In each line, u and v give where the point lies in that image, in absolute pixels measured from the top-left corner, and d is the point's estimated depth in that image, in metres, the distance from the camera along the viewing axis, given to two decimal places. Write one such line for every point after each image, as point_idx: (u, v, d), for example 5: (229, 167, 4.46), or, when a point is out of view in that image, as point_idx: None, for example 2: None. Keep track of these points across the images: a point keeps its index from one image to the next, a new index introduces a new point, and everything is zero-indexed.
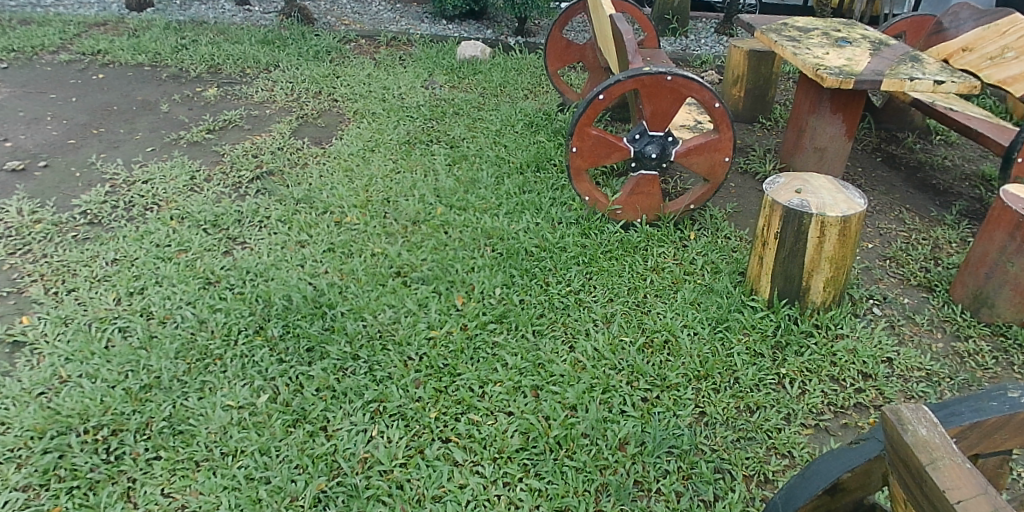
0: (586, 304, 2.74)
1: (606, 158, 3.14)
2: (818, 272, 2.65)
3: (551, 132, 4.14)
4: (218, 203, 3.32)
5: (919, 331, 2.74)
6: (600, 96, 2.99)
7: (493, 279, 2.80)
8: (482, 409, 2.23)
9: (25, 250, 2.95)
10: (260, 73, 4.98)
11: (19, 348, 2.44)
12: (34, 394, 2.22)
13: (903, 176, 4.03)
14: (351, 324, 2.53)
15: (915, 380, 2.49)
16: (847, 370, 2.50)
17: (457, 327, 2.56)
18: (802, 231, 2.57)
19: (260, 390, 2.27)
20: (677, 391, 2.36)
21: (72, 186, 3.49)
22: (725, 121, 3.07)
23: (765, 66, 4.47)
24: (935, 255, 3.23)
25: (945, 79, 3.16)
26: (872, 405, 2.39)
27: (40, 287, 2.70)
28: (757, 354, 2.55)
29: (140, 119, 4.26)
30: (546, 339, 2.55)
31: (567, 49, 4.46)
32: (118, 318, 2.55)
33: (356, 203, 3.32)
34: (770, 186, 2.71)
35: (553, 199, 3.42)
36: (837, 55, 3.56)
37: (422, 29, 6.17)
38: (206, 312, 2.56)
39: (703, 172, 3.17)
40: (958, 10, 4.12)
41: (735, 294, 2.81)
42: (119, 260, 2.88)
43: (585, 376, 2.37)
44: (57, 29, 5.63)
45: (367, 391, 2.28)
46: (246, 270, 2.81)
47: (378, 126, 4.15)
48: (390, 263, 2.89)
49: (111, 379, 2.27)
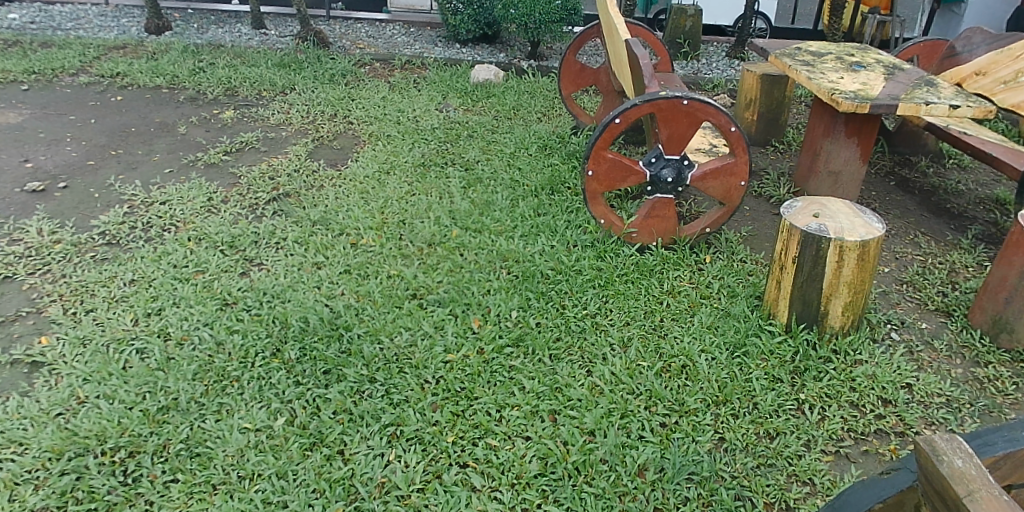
0: (602, 327, 2.74)
1: (622, 182, 3.14)
2: (836, 296, 2.63)
3: (565, 154, 4.16)
4: (235, 224, 3.35)
5: (938, 357, 2.71)
6: (616, 120, 3.00)
7: (509, 302, 2.80)
8: (500, 434, 2.22)
9: (45, 270, 2.98)
10: (276, 96, 5.04)
11: (38, 368, 2.45)
12: (52, 414, 2.23)
13: (917, 200, 4.01)
14: (367, 347, 2.52)
15: (936, 406, 2.45)
16: (867, 396, 2.47)
17: (474, 350, 2.55)
18: (821, 254, 2.56)
19: (277, 412, 2.27)
20: (696, 416, 2.34)
21: (91, 206, 3.52)
22: (740, 144, 3.07)
23: (777, 89, 4.49)
24: (953, 280, 3.21)
25: (960, 103, 3.16)
26: (893, 431, 2.35)
27: (59, 308, 2.72)
28: (776, 379, 2.53)
29: (158, 141, 4.31)
30: (563, 363, 2.53)
31: (581, 73, 4.50)
32: (135, 339, 2.55)
33: (372, 225, 3.34)
34: (787, 210, 2.70)
35: (568, 222, 3.43)
36: (851, 80, 3.56)
37: (436, 52, 6.24)
38: (223, 334, 2.57)
39: (718, 196, 3.17)
40: (970, 34, 4.19)
41: (752, 318, 2.79)
42: (137, 280, 2.90)
43: (603, 401, 2.36)
44: (77, 52, 5.73)
45: (384, 414, 2.27)
46: (263, 291, 2.82)
47: (394, 149, 4.19)
48: (406, 285, 2.90)
49: (129, 400, 2.27)
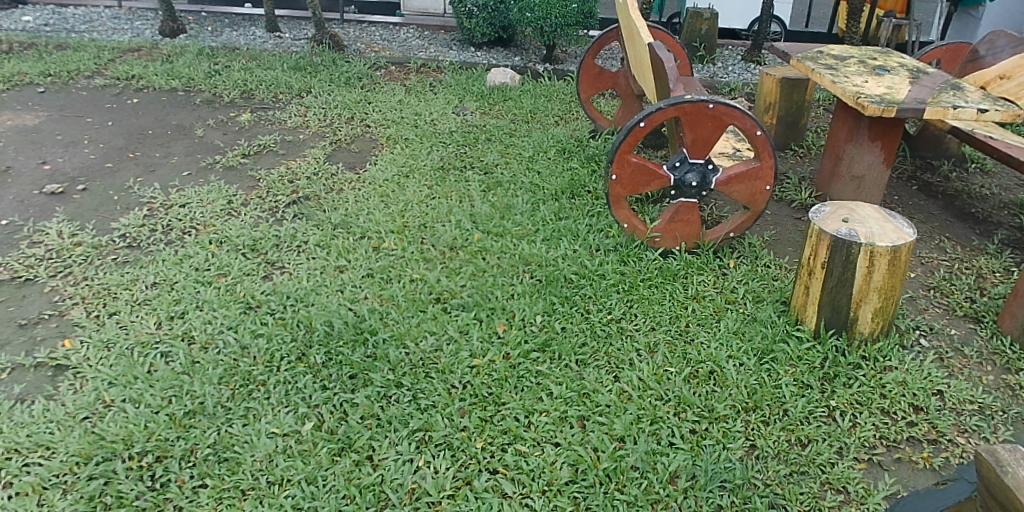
0: (628, 332, 2.71)
1: (646, 186, 3.12)
2: (866, 302, 2.60)
3: (584, 158, 4.14)
4: (256, 227, 3.34)
5: (968, 364, 2.68)
6: (641, 124, 2.98)
7: (534, 306, 2.78)
8: (529, 440, 2.19)
9: (66, 272, 2.97)
10: (292, 99, 5.04)
11: (62, 371, 2.44)
12: (78, 418, 2.21)
13: (940, 205, 3.98)
14: (393, 351, 2.50)
15: (968, 413, 2.43)
16: (898, 403, 2.44)
17: (500, 355, 2.52)
18: (851, 259, 2.54)
19: (305, 417, 2.24)
20: (726, 423, 2.31)
21: (111, 208, 3.52)
22: (766, 149, 3.05)
23: (797, 93, 4.48)
24: (980, 285, 3.17)
25: (988, 107, 3.12)
26: (925, 439, 2.32)
27: (82, 311, 2.71)
28: (805, 385, 2.51)
29: (176, 143, 4.31)
30: (590, 368, 2.51)
31: (599, 76, 4.47)
32: (160, 343, 2.53)
33: (393, 229, 3.33)
34: (816, 215, 2.68)
35: (589, 226, 3.41)
36: (876, 84, 3.53)
37: (451, 56, 6.23)
38: (247, 338, 2.55)
39: (743, 200, 3.14)
40: (994, 37, 4.14)
41: (779, 323, 2.77)
42: (159, 284, 2.89)
43: (632, 407, 2.33)
44: (92, 54, 5.75)
45: (413, 419, 2.24)
46: (286, 295, 2.81)
47: (412, 152, 4.17)
48: (430, 289, 2.88)
49: (155, 404, 2.25)
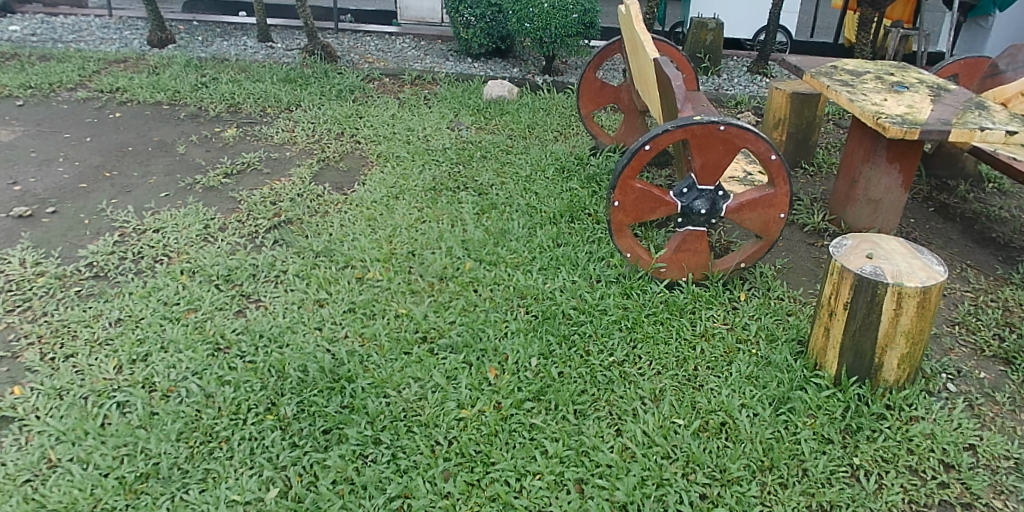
0: (631, 378, 2.48)
1: (650, 214, 2.88)
2: (892, 347, 2.37)
3: (584, 178, 3.91)
4: (232, 255, 3.12)
5: (1001, 412, 2.45)
6: (646, 147, 2.75)
7: (528, 348, 2.55)
8: (520, 508, 1.96)
9: (25, 306, 2.75)
10: (281, 113, 4.83)
11: (7, 423, 2.21)
12: (18, 481, 1.98)
13: (960, 228, 3.75)
14: (372, 402, 2.27)
15: (1005, 472, 2.19)
16: (927, 460, 2.20)
17: (490, 405, 2.30)
18: (877, 301, 2.30)
19: (270, 481, 2.02)
20: (740, 487, 2.08)
21: (80, 234, 3.30)
22: (780, 174, 2.82)
23: (808, 109, 4.24)
24: (1008, 320, 2.94)
25: (1017, 129, 2.89)
26: (960, 503, 2.09)
27: (36, 352, 2.48)
28: (825, 440, 2.27)
29: (155, 161, 4.09)
30: (590, 420, 2.28)
31: (601, 90, 4.24)
32: (117, 391, 2.31)
33: (378, 256, 3.10)
34: (837, 250, 2.45)
35: (589, 254, 3.18)
36: (895, 102, 3.31)
37: (447, 67, 6.02)
38: (213, 385, 2.33)
39: (755, 228, 2.92)
40: (1014, 51, 3.91)
41: (796, 367, 2.53)
42: (123, 320, 2.67)
43: (635, 467, 2.10)
44: (76, 66, 5.55)
45: (391, 484, 2.01)
46: (259, 333, 2.58)
47: (403, 171, 3.95)
48: (416, 327, 2.66)
49: (105, 466, 2.03)
